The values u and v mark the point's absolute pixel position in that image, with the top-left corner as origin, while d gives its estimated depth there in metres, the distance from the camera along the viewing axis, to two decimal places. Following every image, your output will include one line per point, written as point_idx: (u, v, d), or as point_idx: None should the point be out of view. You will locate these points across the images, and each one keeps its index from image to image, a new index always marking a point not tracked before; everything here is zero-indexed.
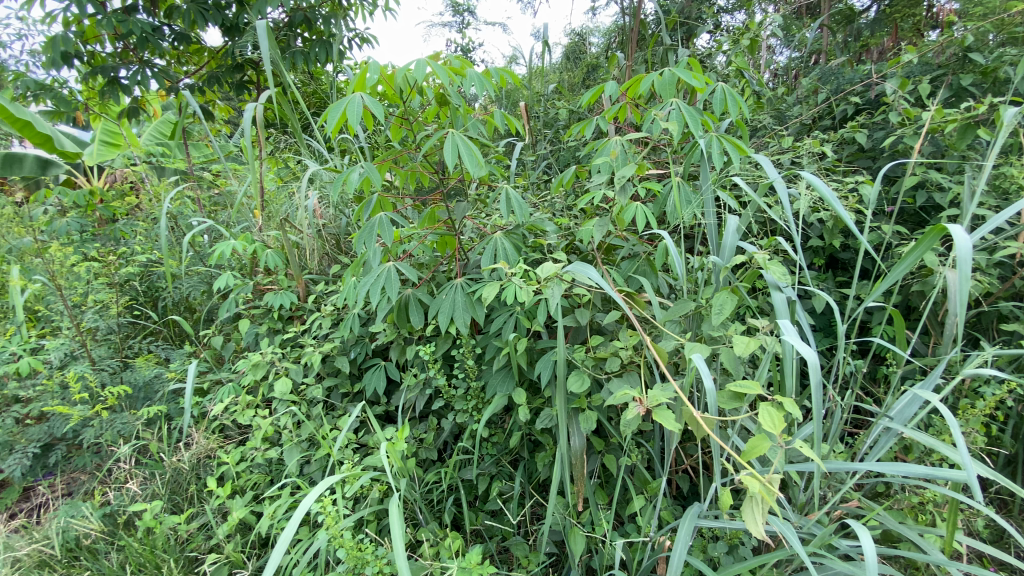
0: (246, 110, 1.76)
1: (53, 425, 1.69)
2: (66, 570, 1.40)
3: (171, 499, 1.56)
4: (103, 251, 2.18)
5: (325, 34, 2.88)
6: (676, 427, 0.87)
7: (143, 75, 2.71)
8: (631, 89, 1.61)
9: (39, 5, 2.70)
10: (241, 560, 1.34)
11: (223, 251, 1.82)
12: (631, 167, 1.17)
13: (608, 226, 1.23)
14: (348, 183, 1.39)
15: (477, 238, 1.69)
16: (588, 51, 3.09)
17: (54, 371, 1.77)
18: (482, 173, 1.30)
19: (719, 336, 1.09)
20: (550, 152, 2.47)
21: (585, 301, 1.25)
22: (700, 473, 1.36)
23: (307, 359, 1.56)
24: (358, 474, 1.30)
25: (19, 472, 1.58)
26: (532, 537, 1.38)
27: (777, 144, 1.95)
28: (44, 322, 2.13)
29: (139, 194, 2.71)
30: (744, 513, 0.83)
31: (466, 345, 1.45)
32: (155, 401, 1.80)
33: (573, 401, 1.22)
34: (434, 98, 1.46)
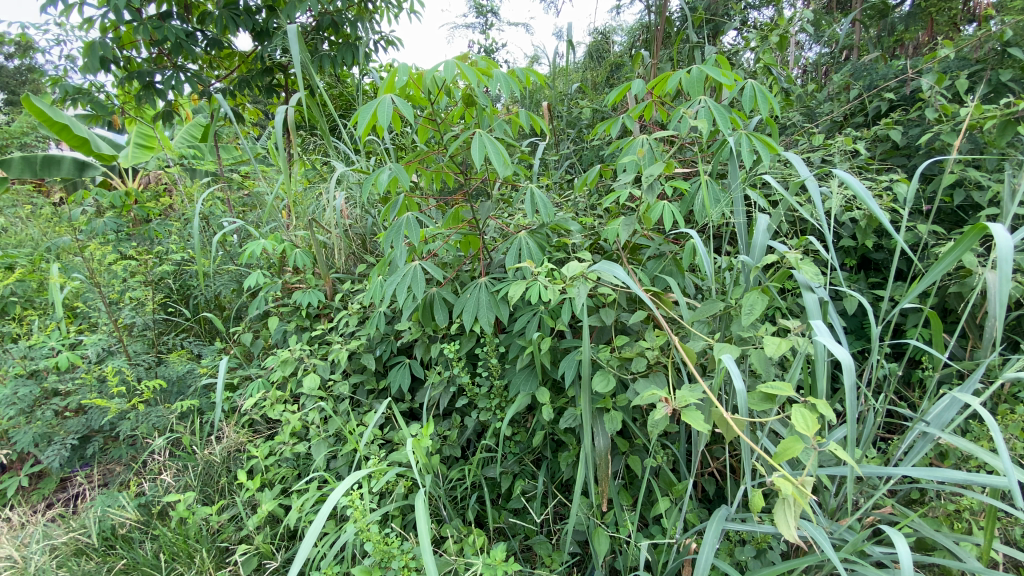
0: (277, 112, 1.81)
1: (91, 418, 1.75)
2: (103, 558, 1.45)
3: (202, 490, 1.61)
4: (138, 250, 2.26)
5: (351, 37, 2.94)
6: (705, 428, 0.86)
7: (177, 80, 2.80)
8: (658, 87, 1.59)
9: (80, 13, 2.81)
10: (270, 552, 1.38)
11: (254, 251, 1.87)
12: (659, 165, 1.16)
13: (635, 225, 1.23)
14: (377, 183, 1.41)
15: (500, 238, 1.70)
16: (611, 50, 3.08)
17: (92, 366, 1.84)
18: (507, 172, 1.30)
19: (749, 336, 1.07)
20: (573, 152, 2.47)
21: (610, 301, 1.24)
22: (726, 477, 1.34)
23: (334, 356, 1.59)
24: (384, 469, 1.32)
25: (58, 463, 1.65)
26: (555, 537, 1.39)
27: (806, 142, 1.91)
28: (82, 319, 2.22)
29: (172, 195, 2.80)
30: (776, 516, 0.81)
31: (490, 343, 1.46)
32: (188, 396, 1.86)
33: (598, 401, 1.22)
34: (460, 98, 1.47)
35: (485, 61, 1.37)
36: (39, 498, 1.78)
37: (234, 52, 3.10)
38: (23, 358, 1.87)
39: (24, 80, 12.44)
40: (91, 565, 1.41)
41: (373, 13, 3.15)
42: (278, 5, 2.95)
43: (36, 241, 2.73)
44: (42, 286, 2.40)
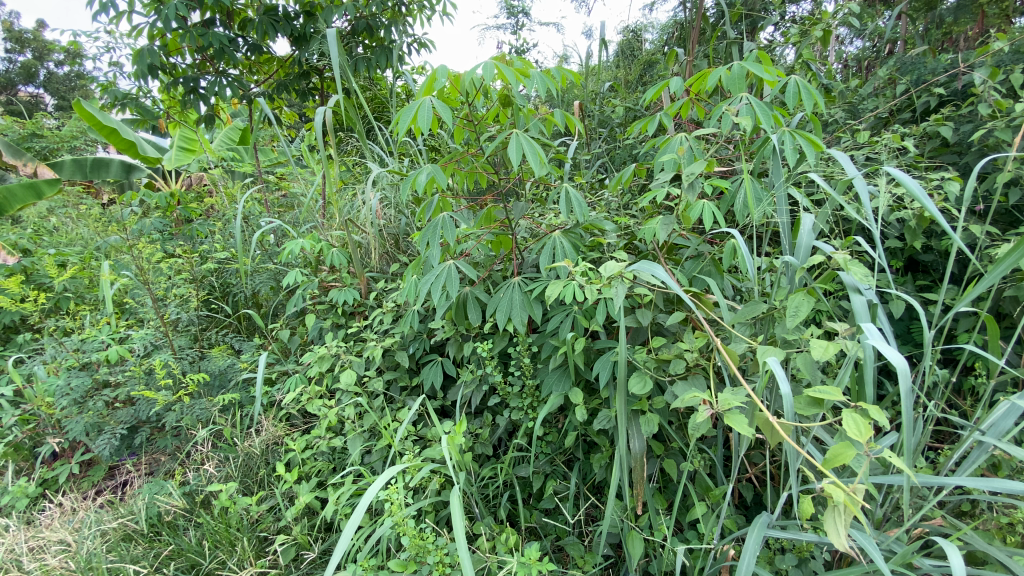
0: (316, 115, 1.87)
1: (139, 409, 1.82)
2: (151, 544, 1.52)
3: (242, 481, 1.66)
4: (183, 249, 2.36)
5: (386, 40, 2.99)
6: (750, 433, 0.84)
7: (219, 85, 2.91)
8: (696, 84, 1.57)
9: (131, 22, 2.95)
10: (307, 543, 1.42)
11: (293, 250, 1.93)
12: (700, 163, 1.13)
13: (673, 225, 1.21)
14: (414, 183, 1.43)
15: (533, 237, 1.70)
16: (643, 48, 3.04)
17: (140, 359, 1.92)
18: (544, 172, 1.30)
19: (793, 339, 1.04)
20: (605, 151, 2.45)
21: (647, 301, 1.22)
22: (765, 483, 1.31)
23: (370, 353, 1.62)
24: (419, 465, 1.34)
25: (109, 451, 1.73)
26: (587, 538, 1.38)
27: (849, 140, 1.85)
28: (130, 314, 2.32)
29: (213, 196, 2.91)
30: (825, 524, 0.79)
31: (523, 343, 1.46)
32: (229, 389, 1.92)
33: (634, 403, 1.21)
34: (497, 98, 1.48)
35: (522, 60, 1.37)
36: (90, 484, 1.87)
37: (273, 57, 3.19)
38: (77, 351, 1.97)
39: (76, 87, 13.11)
40: (139, 550, 1.47)
41: (406, 16, 3.20)
42: (315, 10, 3.04)
43: (88, 240, 2.87)
44: (93, 283, 2.53)
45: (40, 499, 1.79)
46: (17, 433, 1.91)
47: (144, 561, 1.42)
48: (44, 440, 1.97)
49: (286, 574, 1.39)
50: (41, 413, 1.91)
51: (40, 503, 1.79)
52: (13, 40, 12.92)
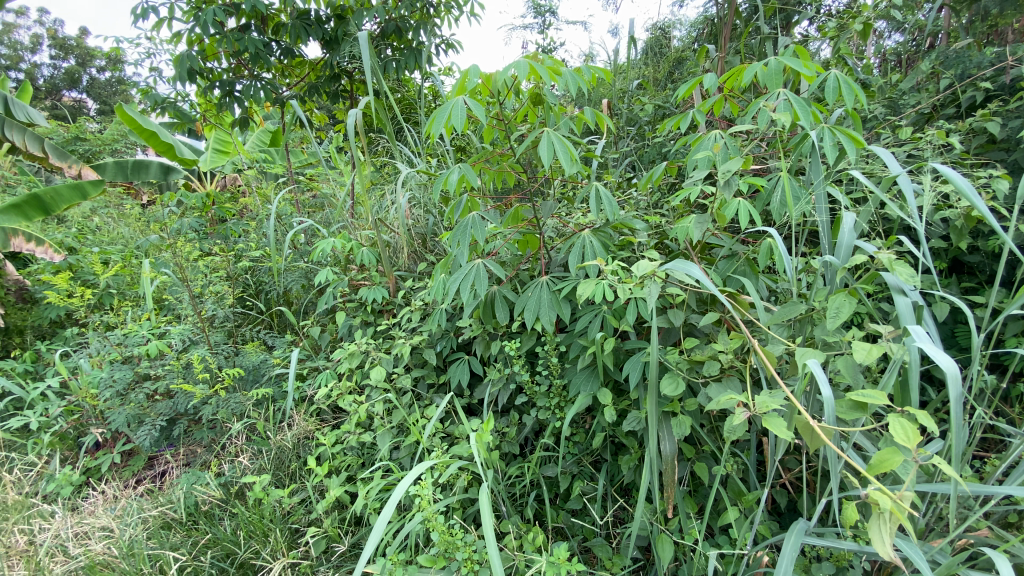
0: (349, 116, 1.91)
1: (177, 402, 1.89)
2: (189, 532, 1.57)
3: (275, 473, 1.71)
4: (219, 248, 2.44)
5: (414, 42, 3.03)
6: (790, 437, 0.82)
7: (254, 88, 3.00)
8: (730, 81, 1.54)
9: (171, 28, 3.06)
10: (337, 536, 1.45)
11: (325, 248, 1.99)
12: (737, 161, 1.11)
13: (707, 224, 1.18)
14: (445, 182, 1.45)
15: (560, 237, 1.70)
16: (672, 46, 2.99)
17: (178, 354, 1.99)
18: (575, 170, 1.30)
19: (833, 341, 1.02)
20: (633, 150, 2.43)
21: (679, 301, 1.21)
22: (800, 489, 1.29)
23: (398, 350, 1.65)
24: (447, 462, 1.36)
25: (149, 442, 1.80)
26: (615, 540, 1.37)
27: (890, 136, 1.79)
28: (168, 310, 2.41)
29: (247, 196, 3.00)
30: (870, 533, 0.77)
31: (551, 342, 1.45)
32: (262, 384, 1.97)
33: (665, 405, 1.19)
34: (528, 98, 1.48)
35: (554, 59, 1.37)
36: (130, 474, 1.94)
37: (305, 60, 3.27)
38: (120, 345, 2.05)
39: (117, 93, 13.70)
40: (178, 538, 1.52)
41: (434, 17, 3.22)
42: (346, 14, 3.10)
43: (129, 239, 2.99)
44: (134, 280, 2.63)
45: (84, 487, 1.87)
46: (63, 423, 2.00)
47: (182, 549, 1.47)
48: (87, 430, 2.06)
49: (317, 565, 1.42)
50: (85, 404, 1.99)
51: (84, 490, 1.87)
52: (58, 48, 13.53)
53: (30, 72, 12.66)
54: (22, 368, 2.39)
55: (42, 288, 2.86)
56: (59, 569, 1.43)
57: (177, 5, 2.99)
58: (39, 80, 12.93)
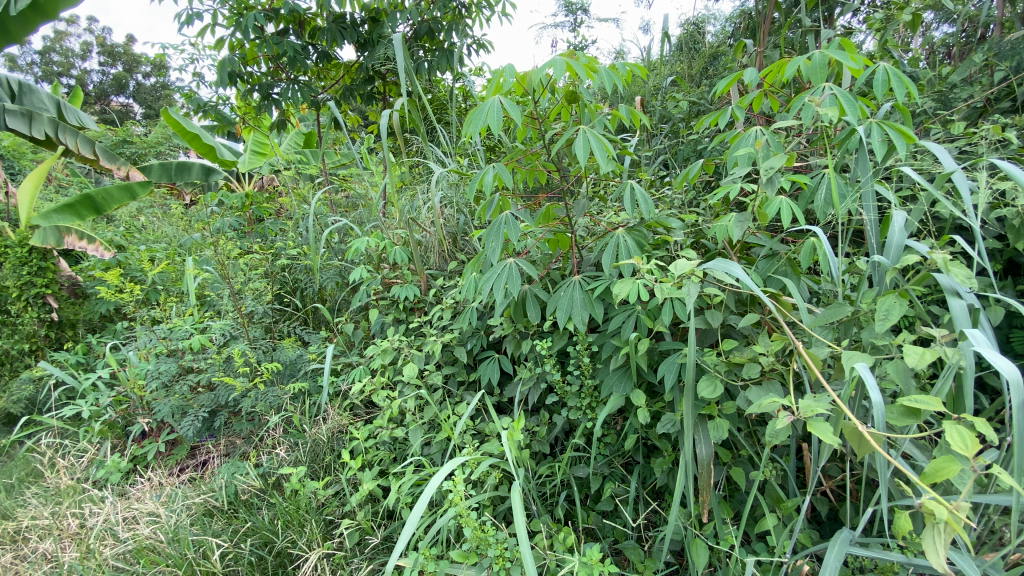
0: (383, 117, 1.95)
1: (218, 394, 1.96)
2: (229, 519, 1.63)
3: (311, 466, 1.75)
4: (258, 246, 2.52)
5: (445, 43, 3.06)
6: (837, 442, 0.80)
7: (292, 91, 3.09)
8: (772, 75, 1.50)
9: (214, 34, 3.17)
10: (371, 528, 1.48)
11: (359, 247, 2.03)
12: (780, 157, 1.08)
13: (748, 222, 1.15)
14: (480, 182, 1.46)
15: (591, 236, 1.69)
16: (707, 42, 2.93)
17: (219, 348, 2.06)
18: (612, 168, 1.29)
19: (883, 344, 0.99)
20: (667, 147, 2.39)
21: (717, 302, 1.18)
22: (842, 498, 1.24)
23: (430, 347, 1.67)
24: (478, 459, 1.37)
25: (192, 432, 1.88)
26: (647, 544, 1.35)
27: (941, 132, 1.71)
28: (210, 306, 2.50)
29: (284, 196, 3.08)
30: (923, 544, 0.75)
31: (582, 343, 1.44)
32: (299, 378, 2.03)
33: (702, 408, 1.16)
34: (563, 96, 1.48)
35: (590, 56, 1.35)
36: (175, 462, 2.01)
37: (339, 63, 3.34)
38: (166, 339, 2.14)
39: (162, 99, 14.37)
40: (219, 525, 1.58)
41: (466, 18, 3.24)
42: (380, 17, 3.15)
43: (172, 237, 3.12)
44: (178, 276, 2.74)
45: (132, 473, 1.96)
46: (112, 412, 2.10)
47: (223, 536, 1.52)
48: (134, 419, 2.15)
49: (351, 557, 1.45)
50: (132, 395, 2.07)
51: (132, 476, 1.95)
52: (106, 54, 14.20)
53: (80, 78, 13.30)
54: (75, 359, 2.52)
55: (93, 283, 3.01)
56: (109, 552, 1.50)
57: (220, 12, 3.10)
58: (88, 85, 13.58)
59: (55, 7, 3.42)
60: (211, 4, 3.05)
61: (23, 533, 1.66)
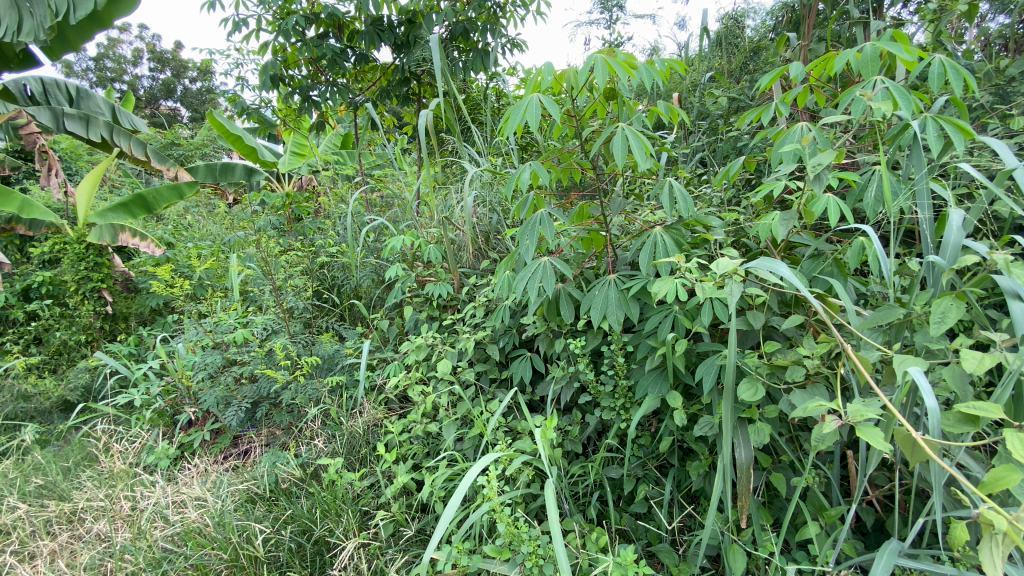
0: (420, 117, 1.98)
1: (261, 386, 2.04)
2: (270, 505, 1.69)
3: (347, 457, 1.80)
4: (298, 244, 2.61)
5: (480, 44, 3.08)
6: (889, 448, 0.77)
7: (330, 93, 3.18)
8: (819, 68, 1.46)
9: (258, 39, 3.29)
10: (405, 520, 1.51)
11: (395, 245, 2.08)
12: (829, 154, 1.04)
13: (793, 221, 1.12)
14: (516, 181, 1.47)
15: (625, 235, 1.67)
16: (747, 36, 2.86)
17: (261, 342, 2.14)
18: (651, 165, 1.28)
19: (937, 348, 0.95)
20: (704, 145, 2.35)
21: (760, 302, 1.15)
22: (889, 509, 1.20)
23: (463, 345, 1.70)
24: (512, 456, 1.38)
25: (236, 422, 1.96)
26: (682, 547, 1.33)
27: (1000, 126, 1.62)
28: (252, 301, 2.60)
29: (322, 195, 3.18)
30: (981, 557, 0.71)
31: (617, 342, 1.43)
32: (336, 372, 2.09)
33: (742, 411, 1.14)
34: (601, 93, 1.47)
35: (629, 53, 1.34)
36: (219, 450, 2.10)
37: (376, 65, 3.41)
38: (212, 332, 2.23)
39: (207, 103, 15.01)
40: (261, 512, 1.64)
41: (501, 18, 3.26)
42: (416, 18, 3.19)
43: (217, 235, 3.26)
44: (222, 273, 2.85)
45: (179, 460, 2.05)
46: (162, 401, 2.21)
47: (265, 522, 1.57)
48: (182, 409, 2.25)
49: (386, 547, 1.49)
50: (180, 384, 2.20)
51: (179, 463, 2.05)
52: (157, 61, 14.86)
53: (133, 84, 14.04)
54: (128, 350, 2.66)
55: (145, 279, 3.17)
56: (160, 534, 1.57)
57: (264, 17, 3.20)
58: (139, 91, 14.27)
59: (110, 16, 3.59)
60: (256, 10, 3.16)
61: (79, 513, 1.76)
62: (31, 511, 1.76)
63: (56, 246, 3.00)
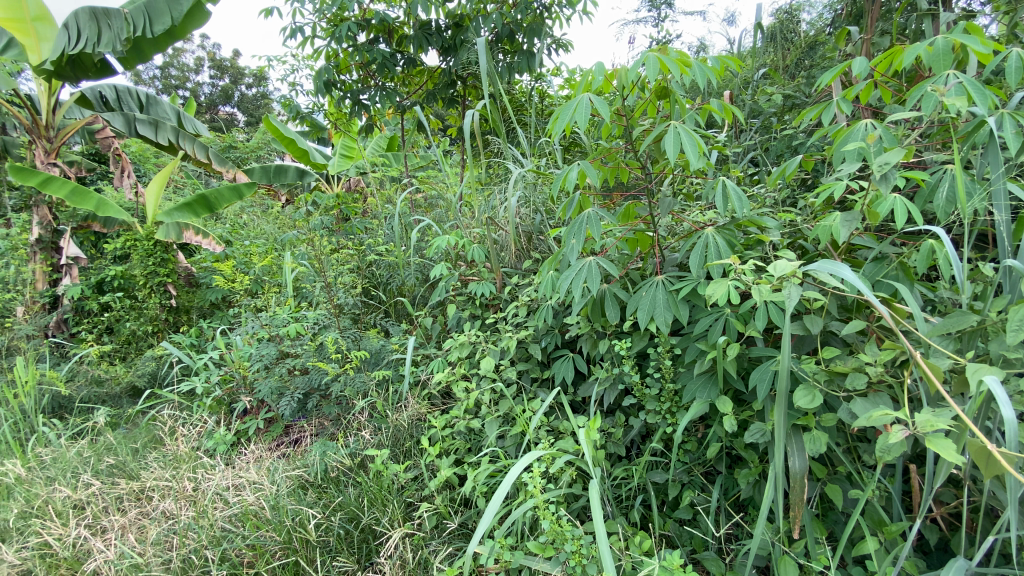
0: (467, 118, 2.01)
1: (312, 378, 2.13)
2: (321, 491, 1.77)
3: (392, 449, 1.85)
4: (348, 242, 2.71)
5: (526, 46, 3.10)
6: (961, 461, 0.74)
7: (379, 96, 3.29)
8: (885, 62, 1.39)
9: (313, 46, 3.44)
10: (448, 513, 1.55)
11: (441, 245, 2.13)
12: (897, 152, 1.00)
13: (856, 222, 1.09)
14: (563, 180, 1.47)
15: (673, 236, 1.65)
16: (803, 31, 2.76)
17: (313, 336, 2.23)
18: (703, 164, 1.25)
19: (1015, 358, 0.90)
20: (757, 144, 2.29)
21: (818, 307, 1.12)
22: (955, 528, 1.14)
23: (506, 344, 1.72)
24: (555, 455, 1.39)
25: (289, 411, 2.06)
26: (729, 557, 1.31)
27: None
28: (304, 297, 2.72)
29: (370, 196, 3.28)
30: None
31: (664, 344, 1.41)
32: (382, 366, 2.16)
33: (797, 419, 1.11)
34: (651, 92, 1.46)
35: (682, 51, 1.32)
36: (272, 438, 2.21)
37: (423, 69, 3.50)
38: (267, 325, 2.35)
39: (263, 107, 15.79)
40: (312, 498, 1.71)
41: (547, 19, 3.27)
42: (463, 22, 3.25)
43: (271, 235, 3.41)
44: (276, 270, 2.99)
45: (236, 445, 2.17)
46: (220, 390, 2.34)
47: (316, 508, 1.64)
48: (238, 397, 2.38)
49: (429, 539, 1.53)
50: (237, 374, 2.32)
51: (236, 448, 2.16)
52: (217, 69, 15.77)
53: (194, 91, 14.88)
54: (190, 341, 2.83)
55: (205, 274, 3.37)
56: (220, 514, 1.67)
57: (319, 25, 3.34)
58: (201, 96, 15.10)
59: (185, 28, 3.94)
60: (311, 17, 3.30)
61: (147, 492, 1.89)
62: (105, 488, 1.90)
63: (128, 243, 3.15)
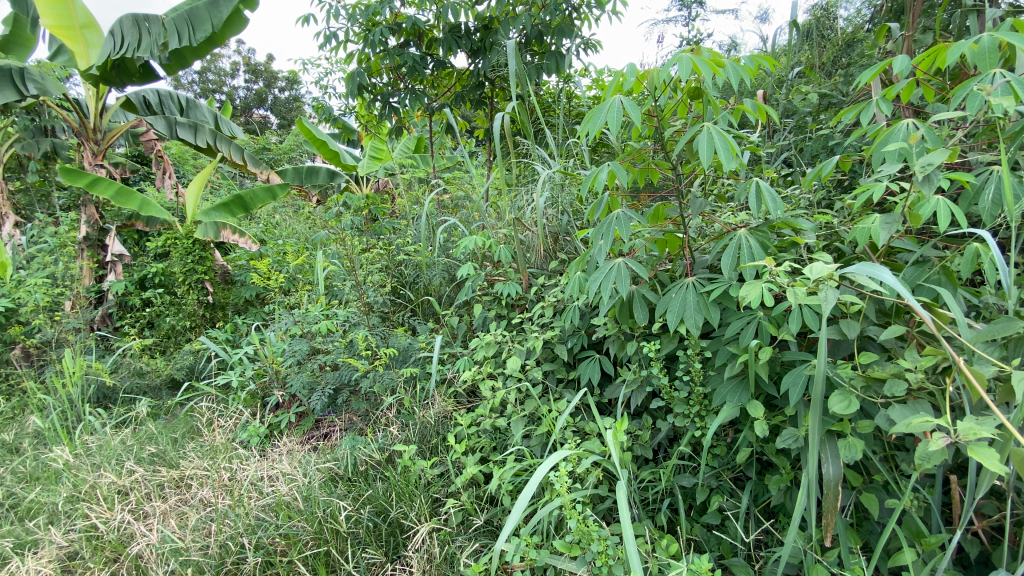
0: (497, 120, 2.03)
1: (342, 374, 2.18)
2: (349, 484, 1.81)
3: (420, 445, 1.89)
4: (377, 242, 2.76)
5: (555, 48, 3.11)
6: (1006, 470, 0.72)
7: (409, 98, 3.34)
8: (929, 59, 1.34)
9: (346, 50, 3.52)
10: (474, 510, 1.57)
11: (468, 245, 2.15)
12: (940, 152, 0.97)
13: (896, 224, 1.06)
14: (593, 181, 1.47)
15: (703, 238, 1.63)
16: (841, 27, 2.71)
17: (343, 334, 2.29)
18: (736, 164, 1.24)
19: None
20: (791, 144, 2.24)
21: (855, 311, 1.09)
22: (997, 542, 1.10)
23: (533, 344, 1.73)
24: (582, 455, 1.39)
25: (320, 406, 2.12)
26: (758, 563, 1.29)
27: None
28: (334, 295, 2.79)
29: (399, 197, 3.34)
30: None
31: (693, 347, 1.40)
32: (410, 364, 2.20)
33: (832, 425, 1.08)
34: (683, 92, 1.45)
35: (714, 51, 1.31)
36: (303, 431, 2.28)
37: (452, 72, 3.54)
38: (300, 321, 2.42)
39: (295, 111, 16.22)
40: (342, 490, 1.76)
41: (576, 20, 3.27)
42: (492, 24, 3.28)
43: (303, 235, 3.51)
44: (308, 268, 3.08)
45: (269, 438, 2.24)
46: (254, 384, 2.42)
47: (346, 501, 1.68)
48: (270, 392, 2.45)
49: (455, 534, 1.55)
50: (270, 369, 2.39)
51: (269, 440, 2.23)
52: (251, 73, 16.24)
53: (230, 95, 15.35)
54: (226, 336, 2.93)
55: (240, 272, 3.49)
56: (255, 503, 1.73)
57: (352, 29, 3.42)
58: (235, 99, 15.59)
59: (224, 36, 4.12)
60: (345, 22, 3.39)
61: (186, 480, 1.97)
62: (146, 475, 1.98)
63: (169, 241, 3.28)
